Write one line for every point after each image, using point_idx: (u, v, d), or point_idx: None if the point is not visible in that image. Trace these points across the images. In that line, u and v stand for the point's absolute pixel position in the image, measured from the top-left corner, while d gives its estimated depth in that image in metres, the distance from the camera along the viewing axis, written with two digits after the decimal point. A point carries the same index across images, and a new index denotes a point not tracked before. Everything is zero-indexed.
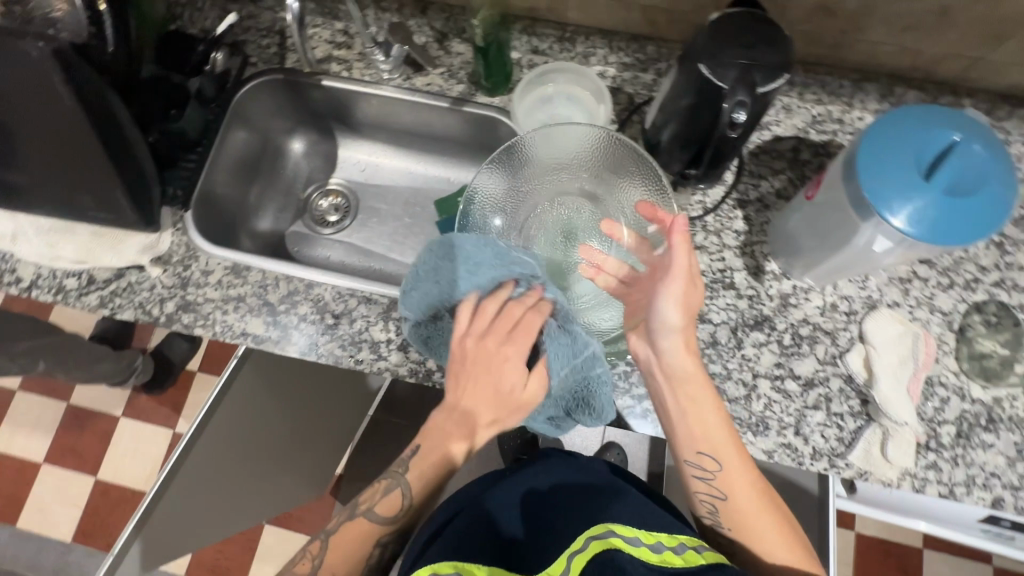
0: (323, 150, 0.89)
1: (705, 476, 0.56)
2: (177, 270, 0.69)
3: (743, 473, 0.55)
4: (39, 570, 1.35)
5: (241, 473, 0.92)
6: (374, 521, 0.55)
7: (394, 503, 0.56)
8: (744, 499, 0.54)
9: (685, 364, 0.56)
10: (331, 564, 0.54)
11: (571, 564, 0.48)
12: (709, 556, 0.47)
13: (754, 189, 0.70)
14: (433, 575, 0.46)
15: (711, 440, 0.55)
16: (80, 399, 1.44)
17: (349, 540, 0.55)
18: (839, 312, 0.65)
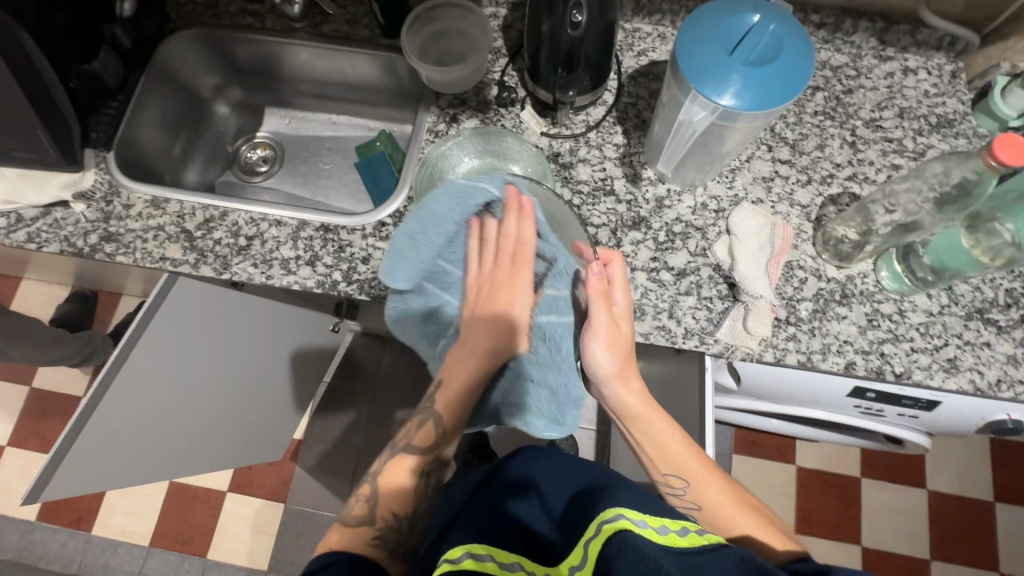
0: (249, 106, 0.97)
1: (676, 492, 0.62)
2: (100, 206, 0.74)
3: (714, 486, 0.61)
4: (4, 550, 1.37)
5: (173, 403, 0.92)
6: (415, 454, 0.56)
7: (431, 434, 0.56)
8: (718, 510, 0.60)
9: (627, 399, 0.62)
10: (386, 501, 0.54)
11: (588, 550, 0.46)
12: (711, 537, 0.47)
13: (632, 107, 0.76)
14: (468, 553, 0.45)
15: (667, 462, 0.62)
16: (43, 382, 1.47)
17: (396, 481, 0.55)
18: (709, 210, 0.71)
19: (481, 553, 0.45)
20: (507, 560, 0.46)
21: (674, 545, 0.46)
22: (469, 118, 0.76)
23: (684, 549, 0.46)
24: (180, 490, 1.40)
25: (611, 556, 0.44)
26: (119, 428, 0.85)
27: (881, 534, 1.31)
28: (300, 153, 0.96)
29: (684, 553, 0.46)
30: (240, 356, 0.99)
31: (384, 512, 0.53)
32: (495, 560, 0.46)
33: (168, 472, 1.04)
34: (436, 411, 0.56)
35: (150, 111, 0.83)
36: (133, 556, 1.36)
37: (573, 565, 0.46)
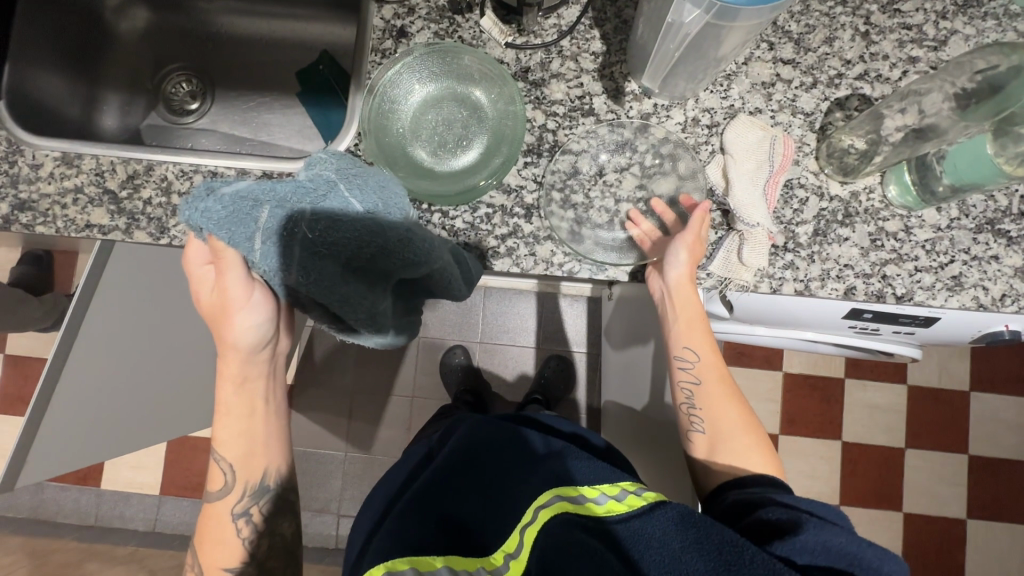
0: (165, 30, 0.83)
1: (686, 367, 0.63)
2: (3, 168, 0.64)
3: (714, 368, 0.63)
4: (19, 509, 1.40)
5: (140, 366, 0.93)
6: (214, 503, 0.64)
7: (217, 480, 0.64)
8: (715, 386, 0.63)
9: (682, 293, 0.60)
10: (212, 558, 0.63)
11: (525, 536, 0.51)
12: (649, 497, 0.50)
13: (611, 4, 0.64)
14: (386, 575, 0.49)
15: (694, 341, 0.62)
16: (16, 348, 1.42)
17: (213, 532, 0.64)
18: (700, 126, 0.63)
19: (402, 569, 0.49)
20: (434, 568, 0.50)
21: (612, 512, 0.50)
22: (420, 31, 0.64)
23: (623, 515, 0.49)
24: (181, 441, 1.41)
25: (542, 541, 0.49)
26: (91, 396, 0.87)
27: (860, 429, 1.38)
28: (233, 82, 0.83)
29: (622, 518, 0.49)
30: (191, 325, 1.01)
31: (214, 566, 0.63)
32: (418, 571, 0.50)
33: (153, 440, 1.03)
34: (218, 460, 0.63)
35: (42, 46, 0.70)
36: (147, 504, 1.41)
37: (507, 552, 0.52)
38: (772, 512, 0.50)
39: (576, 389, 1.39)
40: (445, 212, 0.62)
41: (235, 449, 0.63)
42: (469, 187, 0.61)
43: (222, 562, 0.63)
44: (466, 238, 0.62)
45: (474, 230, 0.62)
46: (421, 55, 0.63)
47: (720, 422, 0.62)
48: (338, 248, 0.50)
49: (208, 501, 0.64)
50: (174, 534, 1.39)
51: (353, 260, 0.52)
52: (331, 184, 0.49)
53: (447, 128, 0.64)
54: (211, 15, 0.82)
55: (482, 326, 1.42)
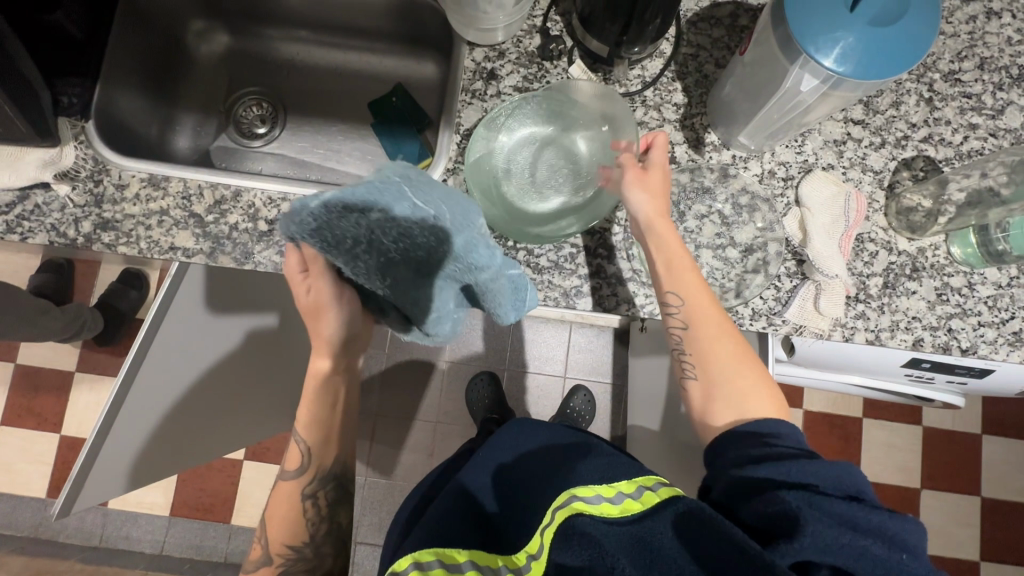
0: (239, 55, 0.85)
1: (670, 311, 0.57)
2: (88, 187, 0.63)
3: (710, 312, 0.56)
4: (18, 528, 1.34)
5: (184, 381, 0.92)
6: (287, 482, 0.63)
7: (297, 460, 0.63)
8: (706, 330, 0.56)
9: (660, 228, 0.57)
10: (275, 537, 0.62)
11: (544, 537, 0.50)
12: (663, 493, 0.48)
13: (693, 59, 0.67)
14: (414, 565, 0.51)
15: (680, 285, 0.56)
16: (28, 359, 1.38)
17: (279, 509, 0.63)
18: (777, 178, 0.66)
19: (426, 564, 0.50)
20: (458, 562, 0.51)
21: (630, 511, 0.48)
22: (510, 74, 0.67)
23: (634, 516, 0.47)
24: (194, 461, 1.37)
25: (559, 541, 0.47)
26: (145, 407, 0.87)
27: (877, 468, 1.40)
28: (304, 111, 0.85)
29: (634, 520, 0.47)
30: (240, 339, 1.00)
31: (276, 546, 0.61)
32: (443, 562, 0.51)
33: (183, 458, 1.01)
34: (300, 441, 0.63)
35: (126, 67, 0.71)
36: (156, 525, 1.36)
37: (529, 554, 0.50)
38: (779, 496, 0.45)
39: (601, 419, 1.40)
40: (530, 250, 0.63)
41: (315, 433, 0.63)
42: (551, 230, 0.62)
43: (285, 539, 0.62)
44: (550, 274, 0.63)
45: (558, 269, 0.63)
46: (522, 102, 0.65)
47: (712, 364, 0.56)
48: (409, 252, 0.51)
49: (281, 479, 0.63)
50: (182, 558, 1.34)
51: (423, 264, 0.53)
52: (397, 186, 0.49)
53: (540, 165, 0.66)
54: (286, 44, 0.84)
55: (509, 353, 1.43)
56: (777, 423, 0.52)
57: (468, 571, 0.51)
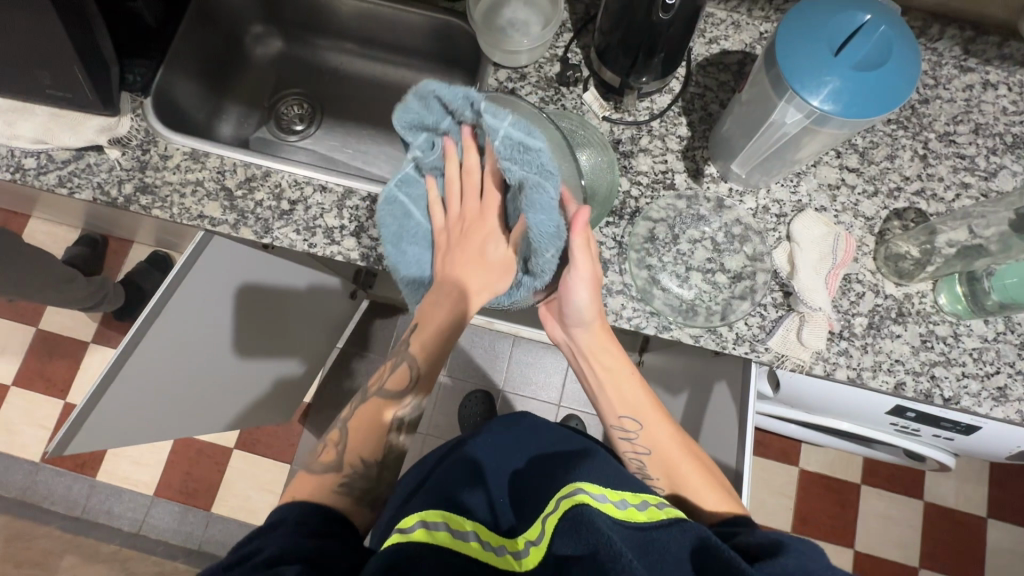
0: (289, 60, 0.93)
1: (629, 436, 0.63)
2: (136, 154, 0.70)
3: (667, 431, 0.62)
4: (8, 488, 1.37)
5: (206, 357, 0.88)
6: (384, 397, 0.59)
7: (402, 378, 0.60)
8: (665, 450, 0.60)
9: (598, 333, 0.63)
10: (354, 444, 0.56)
11: (545, 526, 0.49)
12: (670, 512, 0.48)
13: (699, 98, 0.72)
14: (419, 523, 0.48)
15: (628, 403, 0.63)
16: (50, 325, 1.44)
17: (362, 432, 0.57)
18: (770, 213, 0.69)
19: (434, 522, 0.48)
20: (464, 529, 0.49)
21: (632, 519, 0.48)
22: (529, 94, 0.72)
23: (640, 524, 0.48)
24: (186, 444, 1.40)
25: (563, 530, 0.47)
26: None
27: (874, 541, 1.35)
28: (340, 114, 0.92)
29: (639, 528, 0.48)
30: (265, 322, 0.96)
31: (352, 455, 0.55)
32: (449, 527, 0.49)
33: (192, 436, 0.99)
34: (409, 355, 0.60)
35: (187, 57, 0.79)
36: (138, 504, 1.37)
37: (529, 541, 0.49)
38: (755, 536, 0.49)
39: None
40: None
41: (427, 343, 0.60)
42: None
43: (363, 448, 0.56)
44: None
45: None
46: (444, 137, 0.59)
47: (686, 483, 0.58)
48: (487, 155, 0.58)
49: (379, 398, 0.59)
50: (157, 541, 1.34)
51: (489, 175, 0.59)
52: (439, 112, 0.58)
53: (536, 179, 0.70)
54: (333, 54, 0.92)
55: (507, 374, 1.44)
56: (744, 519, 0.54)
57: (472, 541, 0.48)
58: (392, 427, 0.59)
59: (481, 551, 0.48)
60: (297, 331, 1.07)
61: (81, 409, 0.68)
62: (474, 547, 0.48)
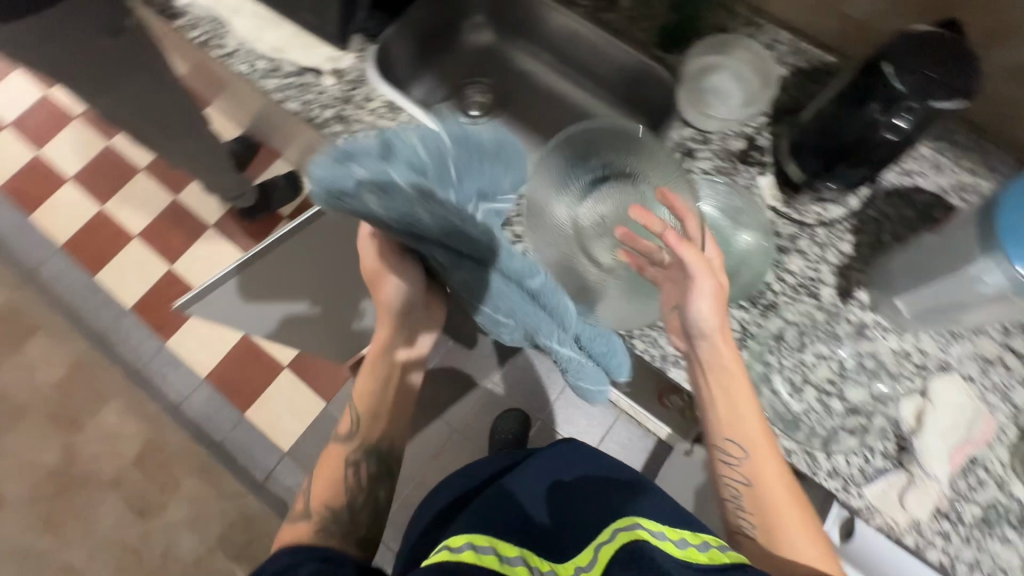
0: (491, 50, 1.00)
1: (731, 461, 0.60)
2: (346, 87, 0.78)
3: (772, 469, 0.59)
4: (95, 319, 1.50)
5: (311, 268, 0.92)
6: (338, 442, 0.71)
7: (350, 420, 0.72)
8: (769, 486, 0.59)
9: (724, 348, 0.59)
10: (318, 492, 0.67)
11: (598, 553, 0.49)
12: (733, 557, 0.46)
13: (874, 223, 0.70)
14: (468, 545, 0.47)
15: (741, 431, 0.59)
16: (187, 199, 1.61)
17: (330, 468, 0.70)
18: (911, 361, 0.66)
19: (482, 546, 0.48)
20: (511, 554, 0.49)
21: (691, 560, 0.47)
22: (705, 158, 0.73)
23: (704, 565, 0.46)
24: (249, 346, 1.49)
25: (619, 560, 0.47)
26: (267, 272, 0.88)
27: None
28: (515, 115, 0.99)
29: (701, 569, 0.46)
30: None
31: (316, 501, 0.66)
32: (496, 551, 0.48)
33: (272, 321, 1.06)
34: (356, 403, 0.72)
35: (415, 22, 0.88)
36: (189, 379, 1.45)
37: (579, 567, 0.49)
38: None
39: None
40: None
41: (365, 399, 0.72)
42: None
43: (323, 496, 0.66)
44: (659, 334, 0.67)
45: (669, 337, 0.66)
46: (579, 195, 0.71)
47: (781, 523, 0.58)
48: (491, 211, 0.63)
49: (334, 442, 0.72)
50: (190, 420, 1.42)
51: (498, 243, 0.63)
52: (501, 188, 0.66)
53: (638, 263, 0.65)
54: (530, 60, 0.99)
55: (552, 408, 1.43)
56: None
57: (519, 566, 0.48)
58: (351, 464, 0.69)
59: (529, 575, 0.48)
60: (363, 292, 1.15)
61: (192, 297, 0.85)
62: (521, 572, 0.48)
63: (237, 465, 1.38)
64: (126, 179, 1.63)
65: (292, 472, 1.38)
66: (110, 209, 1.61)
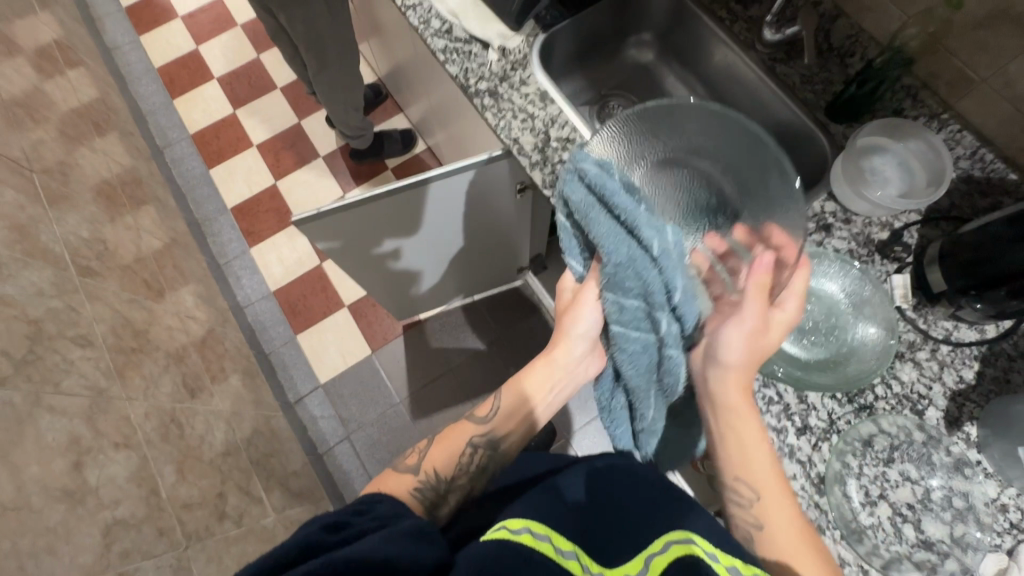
0: (646, 70, 1.00)
1: (740, 502, 0.52)
2: (506, 66, 0.81)
3: (787, 510, 0.50)
4: (199, 208, 1.63)
5: (428, 228, 0.99)
6: (470, 421, 0.66)
7: (492, 408, 0.67)
8: (788, 536, 0.49)
9: (735, 385, 0.55)
10: (434, 455, 0.62)
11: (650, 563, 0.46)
12: None
13: (1006, 360, 0.65)
14: (527, 529, 0.45)
15: (744, 466, 0.53)
16: (308, 126, 1.70)
17: (453, 440, 0.64)
18: (1005, 516, 0.60)
19: (540, 533, 0.45)
20: (565, 546, 0.46)
21: None
22: (841, 238, 0.71)
23: None
24: (320, 276, 1.56)
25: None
26: (388, 226, 0.93)
27: None
28: None
29: None
30: (473, 225, 1.05)
31: (430, 463, 0.60)
32: (552, 542, 0.46)
33: (365, 278, 1.11)
34: (502, 393, 0.69)
35: (587, 23, 0.89)
36: (260, 289, 1.55)
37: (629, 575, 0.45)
38: None
39: None
40: None
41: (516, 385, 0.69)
42: (812, 384, 0.62)
43: (439, 458, 0.61)
44: None
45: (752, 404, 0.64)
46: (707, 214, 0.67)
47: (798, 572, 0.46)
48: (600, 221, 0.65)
49: (465, 420, 0.66)
50: (249, 324, 1.51)
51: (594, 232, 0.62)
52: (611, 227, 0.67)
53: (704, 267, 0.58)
54: (681, 89, 0.98)
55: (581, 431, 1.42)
56: None
57: (572, 560, 0.45)
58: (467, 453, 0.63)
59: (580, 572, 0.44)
60: (465, 245, 1.13)
61: (331, 208, 0.81)
62: (574, 566, 0.45)
63: (277, 380, 1.46)
64: (263, 91, 1.74)
65: (321, 403, 1.45)
66: (241, 114, 1.73)
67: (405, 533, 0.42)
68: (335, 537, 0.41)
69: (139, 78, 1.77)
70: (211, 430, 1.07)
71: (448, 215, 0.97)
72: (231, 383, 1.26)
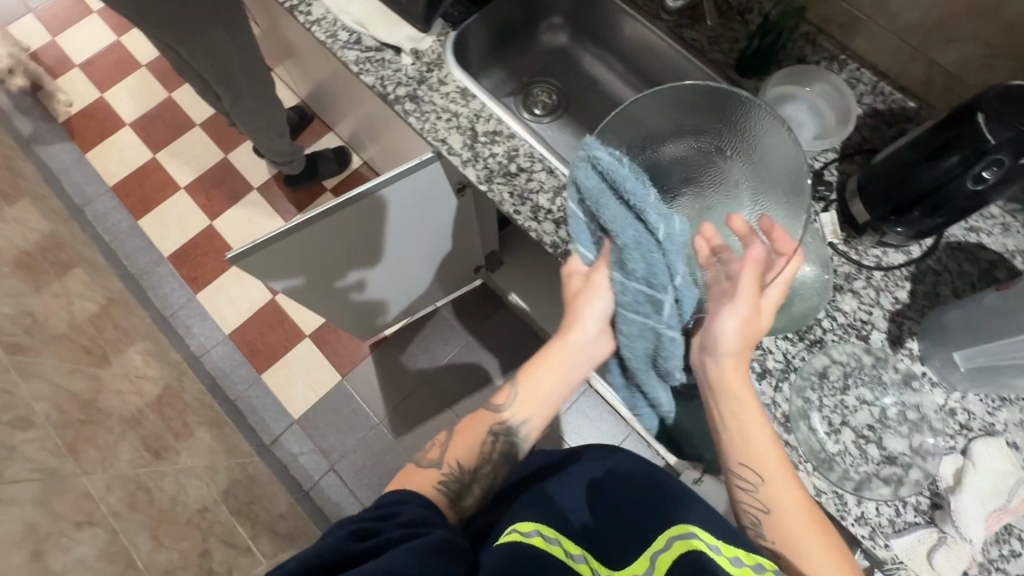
0: (562, 53, 1.01)
1: (747, 488, 0.52)
2: (422, 67, 0.80)
3: (790, 490, 0.51)
4: (133, 262, 1.55)
5: (384, 248, 0.96)
6: (489, 410, 0.63)
7: (512, 394, 0.63)
8: (790, 512, 0.50)
9: (732, 369, 0.54)
10: (455, 448, 0.59)
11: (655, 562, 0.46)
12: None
13: (934, 274, 0.69)
14: (538, 531, 0.46)
15: (745, 453, 0.52)
16: (235, 159, 1.64)
17: (474, 430, 0.61)
18: (955, 419, 0.64)
19: (551, 537, 0.47)
20: (574, 550, 0.47)
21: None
22: None
23: None
24: (275, 310, 1.51)
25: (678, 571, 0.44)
26: (339, 251, 0.89)
27: None
28: (577, 121, 1.00)
29: None
30: (429, 235, 1.02)
31: (453, 456, 0.58)
32: (562, 545, 0.47)
33: (331, 314, 1.08)
34: (518, 378, 0.64)
35: (496, 14, 0.90)
36: (213, 335, 1.49)
37: None
38: None
39: None
40: None
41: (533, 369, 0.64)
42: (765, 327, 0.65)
43: (459, 451, 0.59)
44: None
45: None
46: (707, 183, 0.65)
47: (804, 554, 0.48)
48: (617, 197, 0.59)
49: (485, 408, 0.63)
50: (208, 373, 1.45)
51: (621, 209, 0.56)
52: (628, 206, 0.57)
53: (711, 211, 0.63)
54: (599, 66, 1.00)
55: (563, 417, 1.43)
56: None
57: (582, 564, 0.46)
58: (488, 442, 0.61)
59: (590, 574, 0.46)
60: (424, 260, 1.11)
61: (268, 239, 0.76)
62: (585, 570, 0.46)
63: (248, 425, 1.41)
64: (181, 131, 1.67)
65: (298, 440, 1.40)
66: (161, 158, 1.65)
67: (433, 550, 0.40)
68: (365, 544, 0.40)
69: (42, 136, 1.66)
70: (183, 489, 1.02)
71: (400, 228, 0.93)
72: (198, 437, 1.21)
